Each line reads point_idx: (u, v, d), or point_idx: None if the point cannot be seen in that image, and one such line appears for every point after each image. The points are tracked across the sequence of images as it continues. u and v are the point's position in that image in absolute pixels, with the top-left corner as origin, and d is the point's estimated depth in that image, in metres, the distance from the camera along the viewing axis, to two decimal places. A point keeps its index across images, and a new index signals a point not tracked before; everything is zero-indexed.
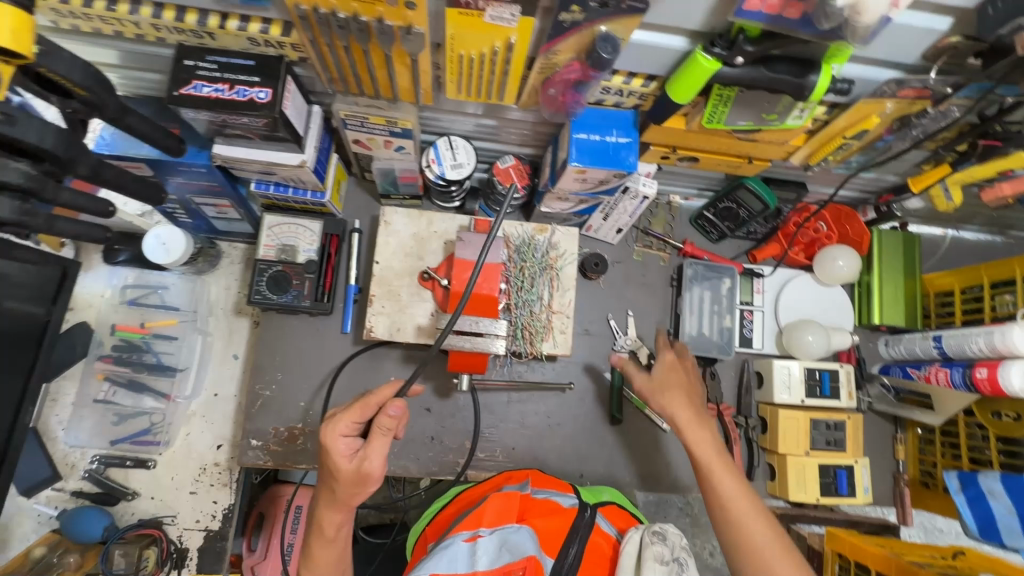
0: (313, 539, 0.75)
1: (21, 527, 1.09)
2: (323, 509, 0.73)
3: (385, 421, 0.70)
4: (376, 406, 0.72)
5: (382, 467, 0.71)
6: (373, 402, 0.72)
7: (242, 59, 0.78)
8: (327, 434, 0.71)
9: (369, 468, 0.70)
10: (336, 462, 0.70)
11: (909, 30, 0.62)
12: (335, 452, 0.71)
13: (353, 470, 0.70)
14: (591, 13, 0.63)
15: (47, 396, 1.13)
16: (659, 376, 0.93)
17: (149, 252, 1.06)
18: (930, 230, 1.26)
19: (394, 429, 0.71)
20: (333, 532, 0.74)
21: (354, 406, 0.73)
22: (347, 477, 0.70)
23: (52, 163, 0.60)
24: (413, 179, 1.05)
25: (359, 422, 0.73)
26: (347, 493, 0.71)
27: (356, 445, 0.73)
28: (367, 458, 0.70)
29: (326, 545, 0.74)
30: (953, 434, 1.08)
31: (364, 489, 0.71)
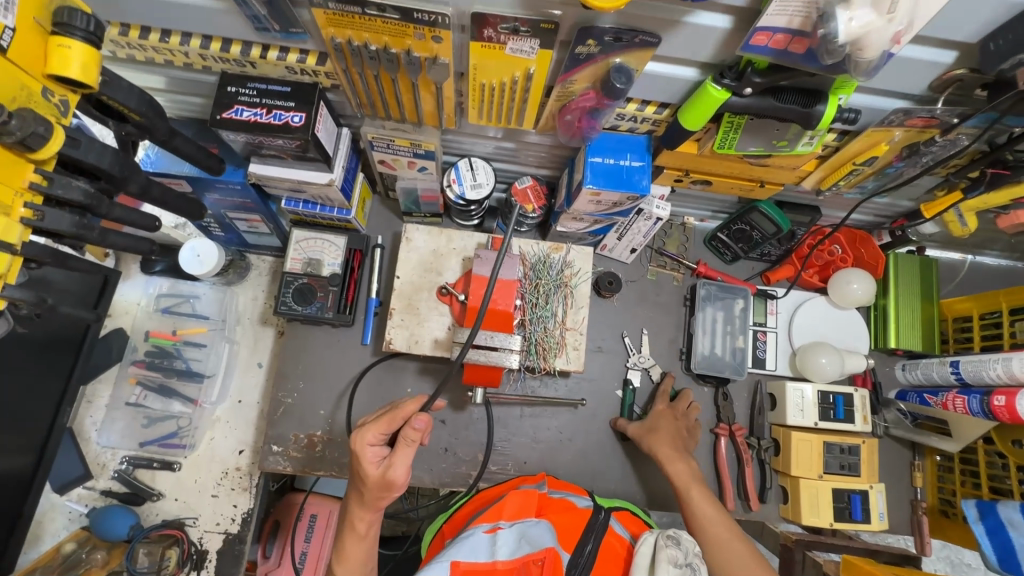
0: (344, 534, 0.79)
1: (52, 523, 1.13)
2: (354, 508, 0.78)
3: (409, 433, 0.73)
4: (403, 419, 0.75)
5: (406, 476, 0.74)
6: (401, 414, 0.75)
7: (279, 85, 0.84)
8: (356, 442, 0.74)
9: (393, 476, 0.74)
10: (365, 468, 0.74)
11: (914, 63, 0.64)
12: (363, 459, 0.74)
13: (380, 476, 0.74)
14: (606, 46, 0.67)
15: (83, 398, 1.19)
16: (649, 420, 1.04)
17: (184, 263, 1.12)
18: (948, 255, 1.26)
19: (418, 441, 0.74)
20: (364, 529, 0.79)
21: (382, 417, 0.75)
22: (375, 483, 0.74)
23: (107, 181, 0.66)
24: (434, 198, 1.09)
25: (386, 433, 0.75)
26: (374, 496, 0.75)
27: (382, 452, 0.76)
28: (392, 466, 0.74)
29: (358, 541, 0.79)
30: (973, 462, 1.06)
31: (390, 493, 0.76)
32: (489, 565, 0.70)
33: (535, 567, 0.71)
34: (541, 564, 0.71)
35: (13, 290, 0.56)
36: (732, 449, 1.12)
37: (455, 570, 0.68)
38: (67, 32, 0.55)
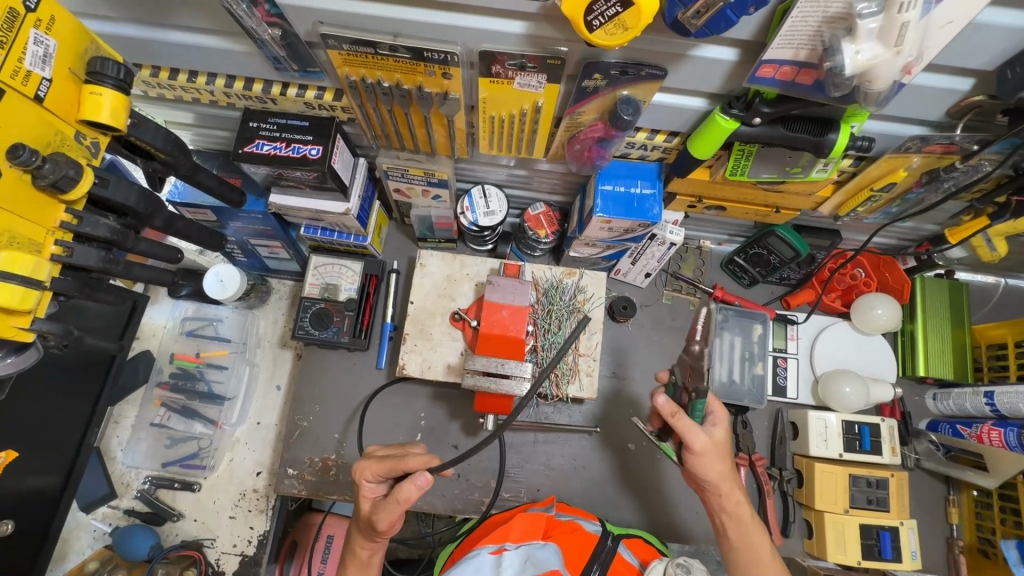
0: (349, 561, 0.80)
1: (77, 540, 1.16)
2: (356, 536, 0.78)
3: (407, 488, 0.69)
4: (403, 470, 0.73)
5: (388, 528, 0.72)
6: (401, 465, 0.72)
7: (298, 120, 0.87)
8: (357, 474, 0.75)
9: (376, 522, 0.72)
10: (361, 502, 0.75)
11: (928, 91, 0.63)
12: (361, 492, 0.75)
13: (369, 515, 0.74)
14: (613, 79, 0.68)
15: (110, 418, 1.23)
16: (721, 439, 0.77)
17: (208, 288, 1.16)
18: (979, 278, 1.21)
19: (405, 498, 0.70)
20: (366, 556, 0.78)
21: (384, 460, 0.74)
22: (365, 518, 0.75)
23: (133, 216, 0.69)
24: (448, 224, 1.11)
25: (384, 474, 0.74)
26: (363, 531, 0.76)
27: (380, 491, 0.75)
28: (376, 513, 0.72)
29: (360, 567, 0.79)
30: (1012, 499, 1.00)
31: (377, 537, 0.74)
32: None
33: None
34: None
35: (42, 323, 0.59)
36: (753, 479, 1.09)
37: None
38: (100, 80, 0.59)
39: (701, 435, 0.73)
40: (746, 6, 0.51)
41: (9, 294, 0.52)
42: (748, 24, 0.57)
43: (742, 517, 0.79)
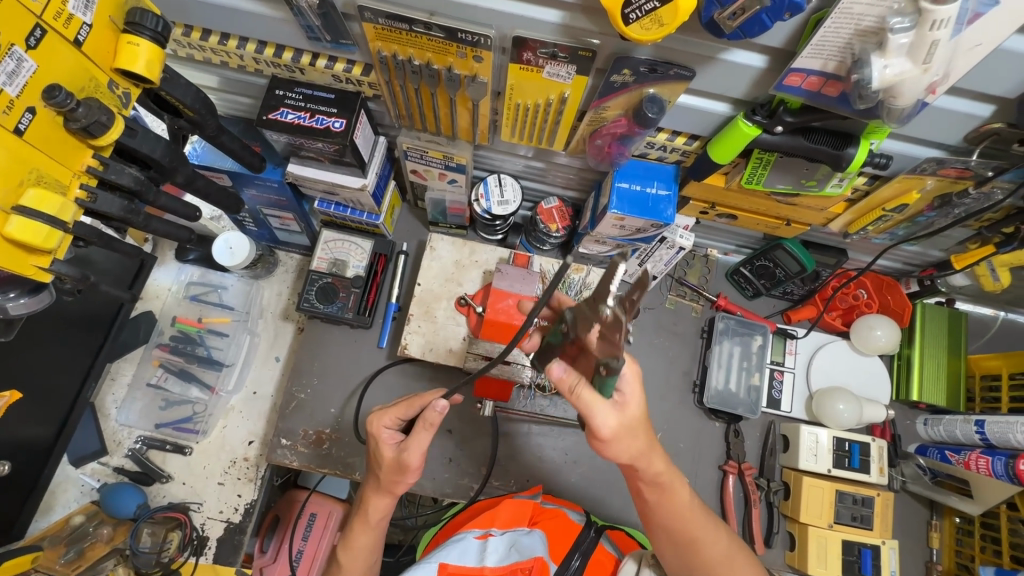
0: (354, 521, 0.81)
1: (65, 493, 1.16)
2: (371, 494, 0.79)
3: (428, 416, 0.71)
4: (419, 408, 0.77)
5: (419, 461, 0.74)
6: (418, 402, 0.77)
7: (324, 92, 0.87)
8: (373, 424, 0.78)
9: (406, 459, 0.74)
10: (381, 449, 0.76)
11: (949, 114, 0.64)
12: (380, 441, 0.77)
13: (395, 459, 0.75)
14: (641, 76, 0.69)
15: (107, 375, 1.22)
16: (629, 399, 0.66)
17: (216, 254, 1.16)
18: (979, 309, 1.23)
19: (433, 425, 0.72)
20: (376, 519, 0.80)
21: (400, 403, 0.78)
22: (390, 465, 0.76)
23: (157, 170, 0.70)
24: (461, 211, 1.12)
25: (402, 419, 0.78)
26: (390, 479, 0.76)
27: (398, 437, 0.78)
28: (404, 450, 0.74)
29: (366, 530, 0.80)
30: (994, 528, 1.02)
31: (404, 477, 0.76)
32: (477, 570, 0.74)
33: None
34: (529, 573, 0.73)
35: (61, 265, 0.59)
36: (740, 488, 1.10)
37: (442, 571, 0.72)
38: (138, 31, 0.60)
39: (607, 416, 0.63)
40: (782, 12, 0.52)
41: (34, 231, 0.53)
42: (780, 31, 0.58)
43: (664, 482, 0.71)
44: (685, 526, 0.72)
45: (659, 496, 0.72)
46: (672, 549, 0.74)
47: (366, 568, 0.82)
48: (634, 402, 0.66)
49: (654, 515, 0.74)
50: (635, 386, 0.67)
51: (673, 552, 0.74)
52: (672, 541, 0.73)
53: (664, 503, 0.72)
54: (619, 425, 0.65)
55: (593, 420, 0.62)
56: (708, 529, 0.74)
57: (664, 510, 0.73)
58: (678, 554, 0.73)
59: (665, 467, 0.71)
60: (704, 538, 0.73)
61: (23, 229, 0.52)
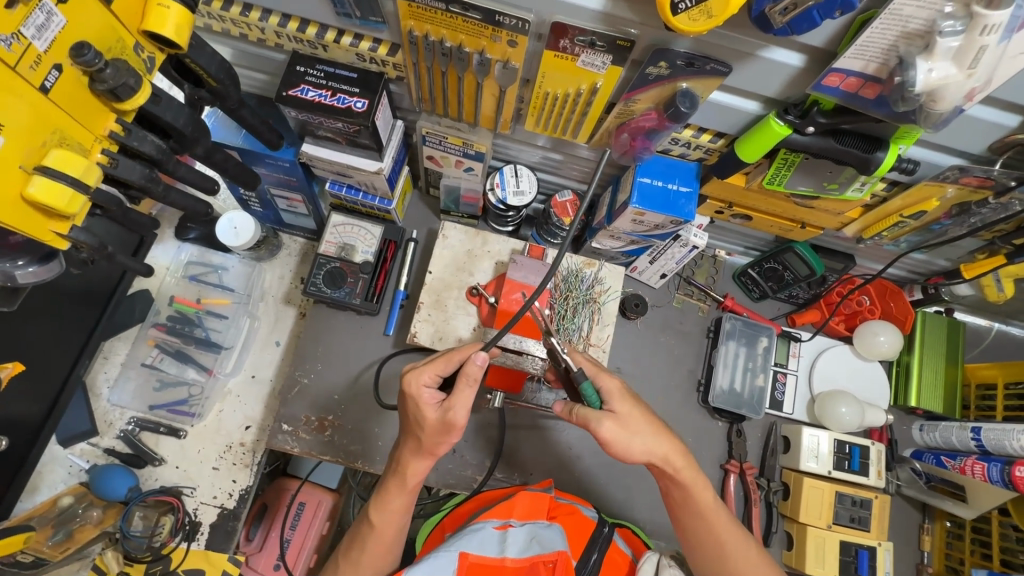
0: (390, 481, 0.82)
1: (51, 474, 1.12)
2: (409, 457, 0.80)
3: (471, 369, 0.73)
4: (459, 363, 0.78)
5: (466, 418, 0.75)
6: (458, 357, 0.77)
7: (347, 71, 0.85)
8: (412, 382, 0.77)
9: (452, 418, 0.75)
10: (423, 409, 0.76)
11: (978, 123, 0.65)
12: (421, 401, 0.76)
13: (439, 419, 0.76)
14: (677, 69, 0.69)
15: (100, 353, 1.18)
16: (622, 408, 0.77)
17: (220, 234, 1.11)
18: (975, 320, 1.26)
19: (479, 379, 0.74)
20: (413, 482, 0.81)
21: (437, 359, 0.78)
22: (433, 426, 0.76)
23: (176, 140, 0.69)
24: (475, 200, 1.11)
25: (440, 375, 0.78)
26: (433, 441, 0.77)
27: (438, 396, 0.78)
28: (451, 409, 0.75)
29: (402, 491, 0.81)
30: (985, 532, 1.05)
31: (448, 438, 0.77)
32: (498, 560, 0.77)
33: (545, 568, 0.76)
34: (551, 565, 0.75)
35: (78, 233, 0.61)
36: (741, 487, 1.11)
37: (463, 562, 0.75)
38: None
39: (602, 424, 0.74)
40: (833, 9, 0.52)
41: (57, 195, 0.55)
42: (823, 31, 0.59)
43: (685, 479, 0.79)
44: (710, 520, 0.80)
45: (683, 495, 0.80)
46: (696, 540, 0.81)
47: (397, 530, 0.83)
48: (630, 410, 0.77)
49: (680, 508, 0.81)
50: (624, 399, 0.78)
51: (699, 553, 0.81)
52: (698, 542, 0.81)
53: (686, 501, 0.80)
54: (619, 432, 0.75)
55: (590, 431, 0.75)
56: (729, 524, 0.80)
57: (688, 510, 0.80)
58: (706, 555, 0.81)
59: (683, 463, 0.78)
60: (724, 534, 0.80)
61: (46, 191, 0.54)
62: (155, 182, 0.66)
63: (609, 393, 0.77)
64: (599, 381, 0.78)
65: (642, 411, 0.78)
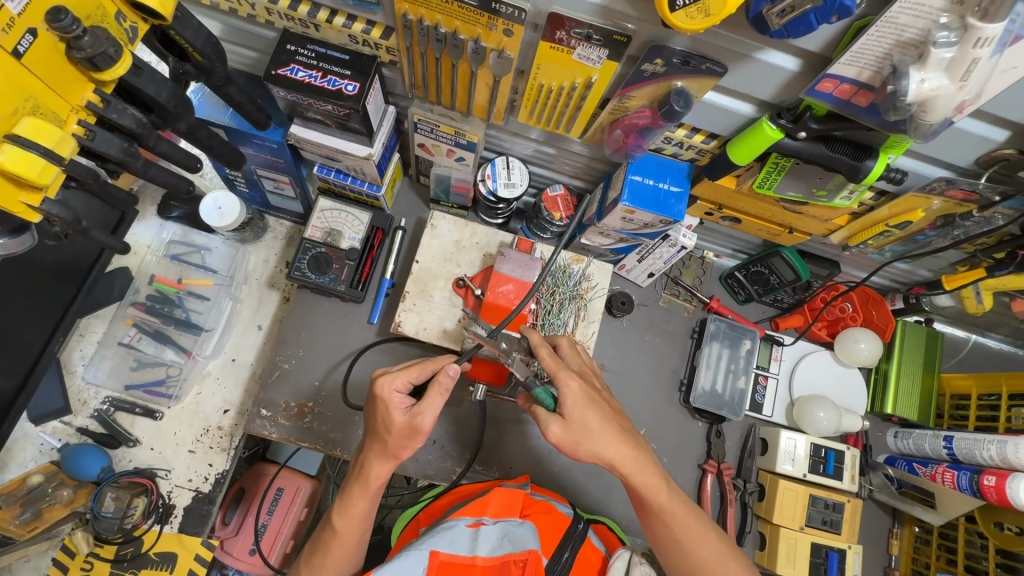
0: (354, 486, 0.80)
1: (22, 452, 1.10)
2: (373, 460, 0.79)
3: (443, 378, 0.74)
4: (432, 372, 0.78)
5: (433, 424, 0.75)
6: (432, 366, 0.78)
7: (339, 52, 0.83)
8: (383, 386, 0.76)
9: (420, 422, 0.75)
10: (392, 413, 0.76)
11: (966, 136, 0.66)
12: (390, 405, 0.76)
13: (406, 423, 0.75)
14: (672, 68, 0.68)
15: (76, 330, 1.16)
16: (574, 413, 0.74)
17: (204, 214, 1.09)
18: (953, 330, 1.28)
19: (450, 388, 0.74)
20: (376, 484, 0.79)
21: (410, 366, 0.78)
22: (400, 429, 0.76)
23: (159, 114, 0.67)
24: (465, 190, 1.10)
25: (412, 382, 0.78)
26: (398, 444, 0.76)
27: (408, 402, 0.77)
28: (419, 414, 0.74)
29: (365, 496, 0.80)
30: (951, 538, 1.07)
31: (413, 442, 0.76)
32: (468, 559, 0.76)
33: (515, 567, 0.75)
34: (521, 565, 0.75)
35: (52, 206, 0.60)
36: (717, 487, 1.12)
37: (433, 559, 0.75)
38: None
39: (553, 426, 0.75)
40: (830, 14, 0.52)
41: (28, 164, 0.53)
42: (821, 35, 0.58)
43: (636, 483, 0.77)
44: (673, 522, 0.79)
45: (639, 497, 0.79)
46: (661, 543, 0.81)
47: (361, 532, 0.82)
48: (582, 414, 0.74)
49: (642, 513, 0.81)
50: (581, 402, 0.75)
51: (662, 555, 0.81)
52: (659, 545, 0.81)
53: (643, 503, 0.79)
54: (567, 435, 0.75)
55: (540, 431, 0.76)
56: (692, 526, 0.80)
57: (645, 512, 0.80)
58: (672, 560, 0.80)
59: (632, 467, 0.77)
60: (684, 538, 0.79)
61: (17, 160, 0.53)
62: (135, 157, 0.64)
63: (566, 400, 0.74)
64: (558, 384, 0.75)
65: (595, 414, 0.75)
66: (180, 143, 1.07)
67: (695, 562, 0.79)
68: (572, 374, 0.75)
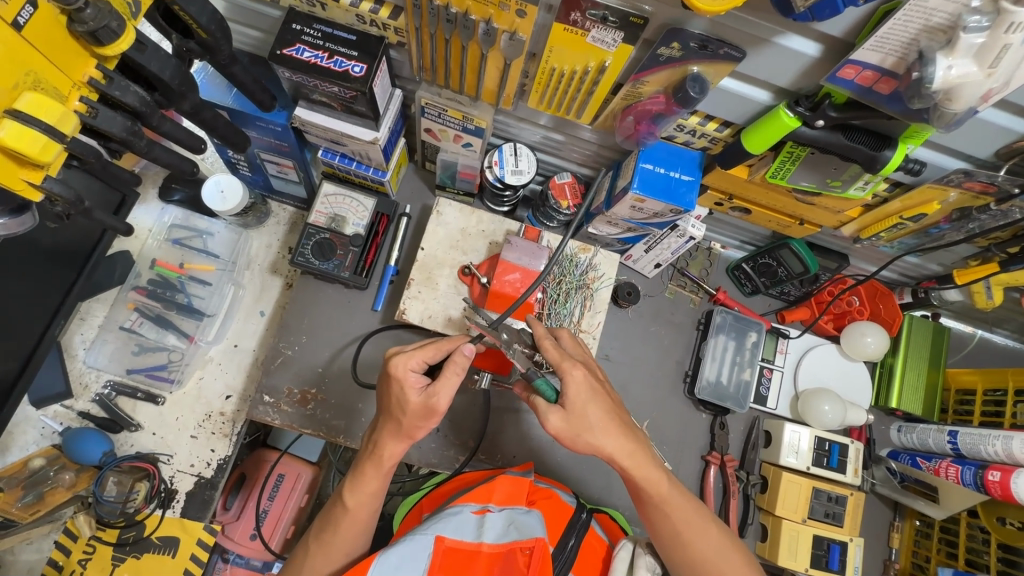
0: (367, 464, 0.80)
1: (23, 435, 1.10)
2: (386, 439, 0.78)
3: (459, 358, 0.74)
4: (447, 352, 0.78)
5: (449, 404, 0.75)
6: (446, 346, 0.78)
7: (346, 32, 0.81)
8: (398, 365, 0.75)
9: (436, 403, 0.74)
10: (407, 393, 0.75)
11: (988, 126, 0.65)
12: (406, 384, 0.75)
13: (421, 404, 0.75)
14: (689, 52, 0.66)
15: (76, 314, 1.15)
16: (576, 404, 0.73)
17: (206, 198, 1.07)
18: (959, 325, 1.27)
19: (466, 368, 0.75)
20: (389, 462, 0.79)
21: (426, 346, 0.77)
22: (415, 409, 0.75)
23: (163, 93, 0.66)
24: (471, 176, 1.08)
25: (427, 361, 0.77)
26: (413, 425, 0.76)
27: (423, 381, 0.76)
28: (435, 394, 0.74)
29: (377, 472, 0.79)
30: (952, 532, 1.08)
31: (428, 423, 0.76)
32: (474, 546, 0.76)
33: (522, 554, 0.75)
34: (528, 553, 0.75)
35: (53, 184, 0.59)
36: (720, 478, 1.12)
37: (440, 544, 0.74)
38: None
39: (557, 417, 0.74)
40: None
41: (29, 140, 0.52)
42: (845, 20, 0.57)
43: (638, 476, 0.77)
44: (675, 514, 0.79)
45: (638, 491, 0.79)
46: (663, 539, 0.80)
47: (371, 512, 0.82)
48: (583, 406, 0.74)
49: (644, 508, 0.80)
50: (584, 393, 0.74)
51: (665, 548, 0.80)
52: (660, 538, 0.80)
53: (642, 496, 0.79)
54: (567, 427, 0.74)
55: (539, 421, 0.75)
56: (691, 517, 0.79)
57: (645, 505, 0.80)
58: (676, 558, 0.79)
59: (631, 462, 0.77)
60: (685, 531, 0.79)
61: (17, 136, 0.52)
62: (139, 137, 0.63)
63: (568, 390, 0.73)
64: (562, 374, 0.74)
65: (597, 408, 0.74)
66: (182, 125, 1.05)
67: (698, 556, 0.78)
68: (576, 363, 0.75)
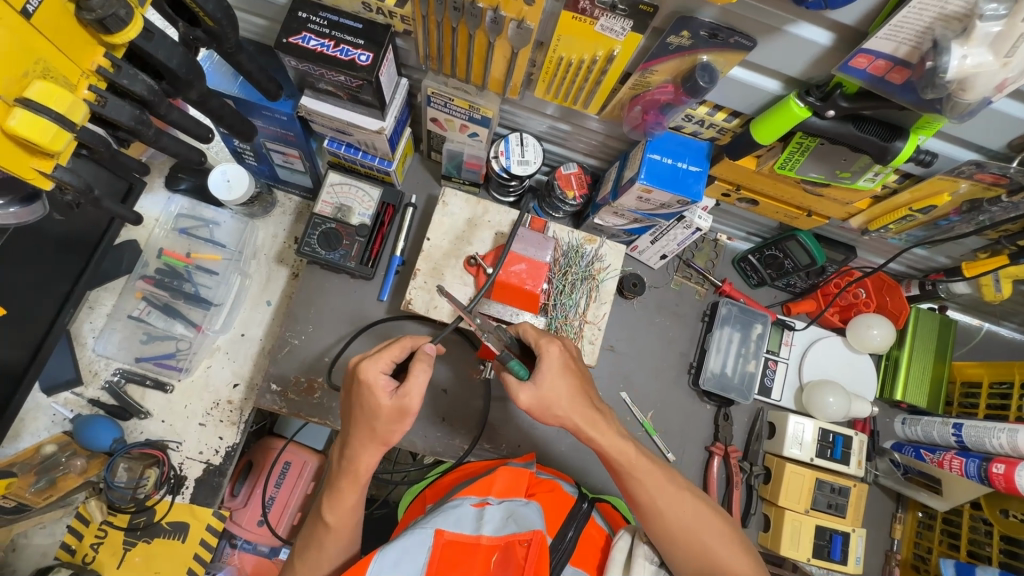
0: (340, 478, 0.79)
1: (34, 422, 1.11)
2: (361, 450, 0.77)
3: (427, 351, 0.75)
4: (412, 349, 0.78)
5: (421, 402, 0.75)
6: (410, 344, 0.78)
7: (352, 21, 0.81)
8: (366, 369, 0.75)
9: (410, 401, 0.74)
10: (378, 397, 0.74)
11: (1003, 116, 0.64)
12: (376, 388, 0.74)
13: (396, 403, 0.74)
14: (699, 40, 0.66)
15: (86, 302, 1.16)
16: (549, 377, 0.76)
17: (212, 186, 1.07)
18: (966, 318, 1.27)
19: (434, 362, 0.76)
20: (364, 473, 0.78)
21: (391, 346, 0.78)
22: (390, 411, 0.74)
23: (170, 82, 0.66)
24: (477, 166, 1.08)
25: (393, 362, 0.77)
26: (388, 427, 0.75)
27: (392, 384, 0.76)
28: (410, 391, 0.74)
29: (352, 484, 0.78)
30: (954, 523, 1.08)
31: (403, 423, 0.75)
32: (473, 538, 0.77)
33: (521, 546, 0.76)
34: (527, 545, 0.76)
35: (64, 172, 0.59)
36: (723, 469, 1.13)
37: (439, 538, 0.75)
38: None
39: (526, 392, 0.75)
40: None
41: (40, 130, 0.52)
42: (857, 8, 0.56)
43: (602, 443, 0.78)
44: (648, 480, 0.79)
45: (607, 461, 0.79)
46: (641, 511, 0.80)
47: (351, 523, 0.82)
48: (553, 379, 0.76)
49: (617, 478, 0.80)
50: (556, 371, 0.77)
51: (649, 528, 0.80)
52: (640, 512, 0.80)
53: (611, 466, 0.80)
54: (536, 402, 0.76)
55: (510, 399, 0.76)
56: (664, 485, 0.80)
57: (617, 475, 0.80)
58: (655, 530, 0.79)
59: (596, 427, 0.78)
60: (661, 502, 0.79)
61: (28, 125, 0.52)
62: (147, 126, 0.64)
63: (544, 363, 0.77)
64: (541, 351, 0.78)
65: (565, 381, 0.77)
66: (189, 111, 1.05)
67: (677, 526, 0.78)
68: (552, 341, 0.79)
